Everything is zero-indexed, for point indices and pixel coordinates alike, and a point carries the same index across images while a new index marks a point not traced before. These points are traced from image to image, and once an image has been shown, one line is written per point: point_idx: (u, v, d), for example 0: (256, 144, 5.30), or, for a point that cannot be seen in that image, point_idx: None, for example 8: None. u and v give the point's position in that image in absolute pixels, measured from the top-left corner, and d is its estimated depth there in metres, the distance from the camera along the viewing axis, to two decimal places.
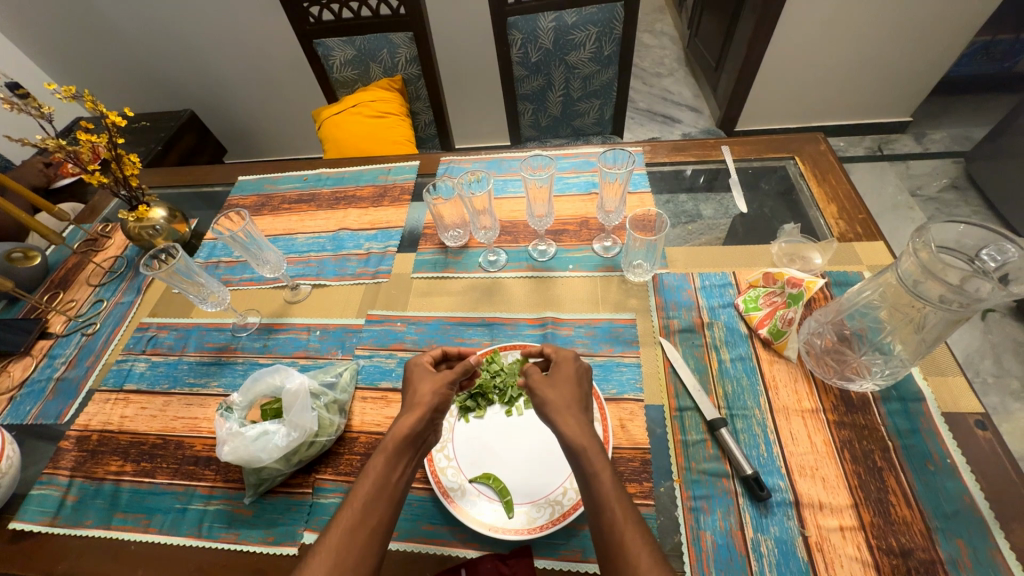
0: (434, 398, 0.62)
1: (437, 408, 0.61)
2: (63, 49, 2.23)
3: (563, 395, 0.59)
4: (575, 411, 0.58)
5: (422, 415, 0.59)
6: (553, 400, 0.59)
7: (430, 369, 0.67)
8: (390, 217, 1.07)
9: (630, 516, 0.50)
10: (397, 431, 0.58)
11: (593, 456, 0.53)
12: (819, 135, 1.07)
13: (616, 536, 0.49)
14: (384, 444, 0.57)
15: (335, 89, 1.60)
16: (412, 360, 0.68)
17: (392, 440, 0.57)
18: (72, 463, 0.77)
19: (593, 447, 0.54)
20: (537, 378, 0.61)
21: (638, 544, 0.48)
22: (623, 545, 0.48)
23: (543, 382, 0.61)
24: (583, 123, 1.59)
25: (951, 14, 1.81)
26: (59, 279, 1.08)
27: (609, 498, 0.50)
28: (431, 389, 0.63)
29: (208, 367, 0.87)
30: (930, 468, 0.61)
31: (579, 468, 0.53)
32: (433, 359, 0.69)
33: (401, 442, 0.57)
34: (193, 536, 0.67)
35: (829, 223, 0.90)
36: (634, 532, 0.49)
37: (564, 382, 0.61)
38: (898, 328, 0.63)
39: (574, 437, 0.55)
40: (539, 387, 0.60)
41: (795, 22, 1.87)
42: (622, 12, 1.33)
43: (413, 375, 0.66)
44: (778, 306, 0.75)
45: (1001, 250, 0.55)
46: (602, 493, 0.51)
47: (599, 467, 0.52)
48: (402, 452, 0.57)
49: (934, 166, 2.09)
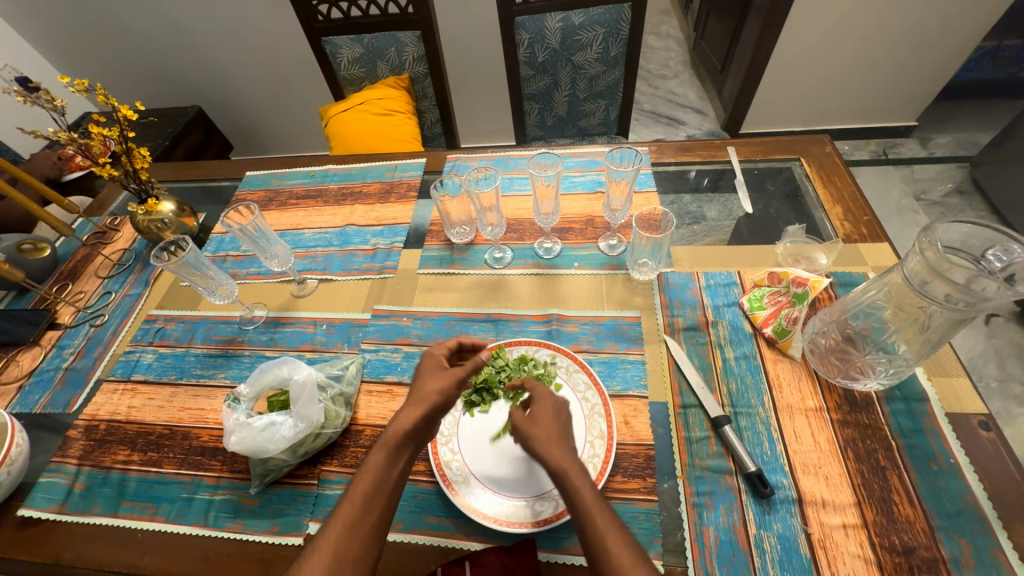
0: (438, 394, 0.61)
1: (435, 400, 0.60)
2: (73, 44, 2.25)
3: (549, 431, 0.58)
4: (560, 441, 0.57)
5: (417, 413, 0.59)
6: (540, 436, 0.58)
7: (443, 363, 0.66)
8: (397, 213, 1.07)
9: (610, 519, 0.51)
10: (395, 428, 0.58)
11: (574, 476, 0.53)
12: (824, 138, 1.07)
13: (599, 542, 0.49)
14: (383, 438, 0.57)
15: (342, 86, 1.61)
16: (426, 351, 0.67)
17: (393, 436, 0.57)
18: (80, 451, 0.78)
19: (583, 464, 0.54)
20: (520, 420, 0.60)
21: (619, 546, 0.49)
22: (610, 552, 0.49)
23: (526, 421, 0.59)
24: (588, 123, 1.60)
25: (956, 19, 1.82)
26: (68, 271, 1.08)
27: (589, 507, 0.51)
28: (433, 382, 0.63)
29: (215, 359, 0.88)
30: (933, 468, 0.61)
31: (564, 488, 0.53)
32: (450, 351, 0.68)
33: (399, 438, 0.57)
34: (199, 525, 0.67)
35: (834, 224, 0.91)
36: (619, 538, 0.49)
37: (547, 414, 0.60)
38: (902, 328, 0.63)
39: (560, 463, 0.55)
40: (523, 426, 0.59)
41: (800, 25, 1.88)
42: (628, 13, 1.34)
43: (424, 367, 0.66)
44: (783, 305, 0.75)
45: (1008, 250, 0.55)
46: (586, 506, 0.52)
47: (580, 484, 0.53)
48: (403, 447, 0.58)
49: (939, 170, 2.09)
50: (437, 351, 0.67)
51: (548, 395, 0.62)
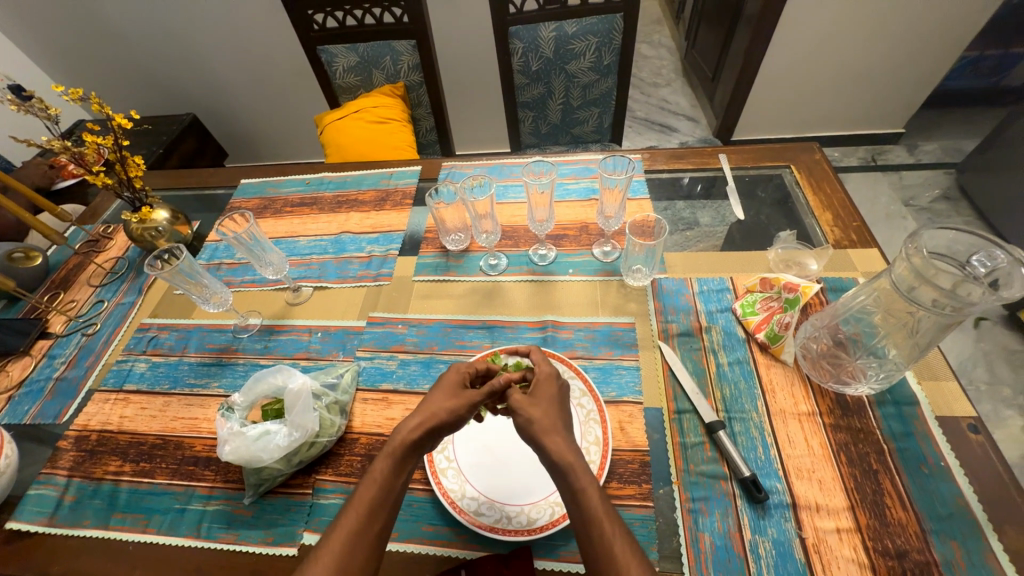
0: (446, 412, 0.60)
1: (440, 416, 0.60)
2: (67, 52, 2.25)
3: (552, 418, 0.59)
4: (563, 430, 0.58)
5: (414, 424, 0.58)
6: (540, 420, 0.59)
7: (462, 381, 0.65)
8: (392, 221, 1.08)
9: (616, 525, 0.51)
10: (401, 437, 0.58)
11: (580, 473, 0.53)
12: (813, 145, 1.09)
13: (603, 548, 0.49)
14: (388, 447, 0.57)
15: (337, 95, 1.62)
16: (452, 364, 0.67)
17: (400, 445, 0.57)
18: (71, 462, 0.77)
19: (581, 470, 0.54)
20: (521, 400, 0.60)
21: (626, 555, 0.49)
22: (614, 560, 0.48)
23: (526, 401, 0.60)
24: (582, 131, 1.61)
25: (940, 29, 1.86)
26: (59, 279, 1.08)
27: (596, 511, 0.51)
28: (440, 397, 0.62)
29: (209, 368, 0.87)
30: (925, 472, 0.61)
31: (568, 481, 0.54)
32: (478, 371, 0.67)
33: (405, 447, 0.57)
34: (192, 536, 0.67)
35: (824, 230, 0.92)
36: (625, 546, 0.49)
37: (550, 402, 0.61)
38: (892, 332, 0.64)
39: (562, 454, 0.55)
40: (523, 407, 0.60)
41: (789, 35, 1.91)
42: (621, 23, 1.36)
43: (442, 381, 0.65)
44: (775, 310, 0.76)
45: (991, 256, 0.57)
46: (592, 509, 0.52)
47: (586, 484, 0.53)
48: (407, 456, 0.58)
49: (926, 176, 2.13)
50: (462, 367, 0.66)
51: (549, 377, 0.63)
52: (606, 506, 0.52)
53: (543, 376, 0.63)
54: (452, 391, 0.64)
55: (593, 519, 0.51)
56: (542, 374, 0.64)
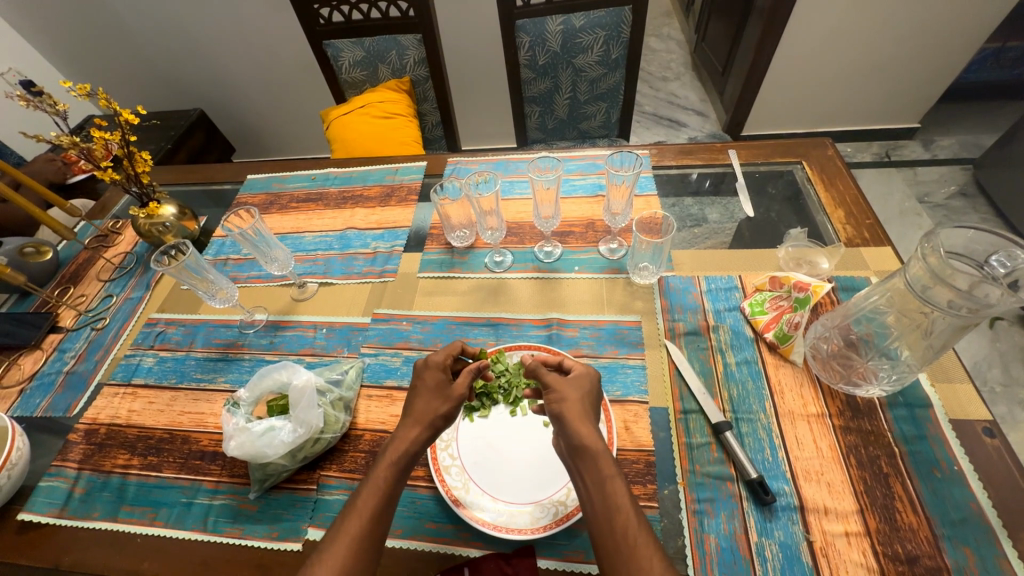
0: (442, 418, 0.61)
1: (436, 423, 0.61)
2: (78, 48, 2.27)
3: (574, 404, 0.60)
4: (585, 419, 0.58)
5: (416, 435, 0.59)
6: (567, 411, 0.59)
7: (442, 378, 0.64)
8: (398, 217, 1.07)
9: (640, 521, 0.50)
10: (403, 447, 0.59)
11: (606, 461, 0.54)
12: (826, 140, 1.07)
13: (622, 542, 0.49)
14: (390, 455, 0.58)
15: (344, 90, 1.61)
16: (425, 360, 0.65)
17: (402, 454, 0.58)
18: (80, 455, 0.78)
19: (605, 454, 0.54)
20: (557, 379, 0.63)
21: (649, 549, 0.48)
22: (635, 553, 0.48)
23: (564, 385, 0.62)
24: (589, 126, 1.59)
25: (960, 20, 1.81)
26: (70, 273, 1.09)
27: (620, 504, 0.51)
28: (431, 403, 0.62)
29: (215, 363, 0.88)
30: (937, 476, 0.60)
31: (594, 472, 0.53)
32: (452, 359, 0.67)
33: (407, 456, 0.58)
34: (198, 530, 0.67)
35: (836, 228, 0.90)
36: (645, 539, 0.49)
37: (585, 393, 0.61)
38: (905, 334, 0.63)
39: (584, 442, 0.55)
40: (563, 389, 0.61)
41: (801, 27, 1.87)
42: (629, 16, 1.34)
43: (419, 384, 0.64)
44: (785, 310, 0.75)
45: (1011, 256, 0.55)
46: (613, 502, 0.51)
47: (612, 475, 0.53)
48: (407, 465, 0.59)
49: (942, 172, 2.08)
50: (435, 365, 0.65)
51: (589, 377, 0.63)
52: (624, 497, 0.51)
53: (580, 373, 0.64)
54: (438, 391, 0.63)
55: (618, 508, 0.50)
56: (581, 372, 0.64)
